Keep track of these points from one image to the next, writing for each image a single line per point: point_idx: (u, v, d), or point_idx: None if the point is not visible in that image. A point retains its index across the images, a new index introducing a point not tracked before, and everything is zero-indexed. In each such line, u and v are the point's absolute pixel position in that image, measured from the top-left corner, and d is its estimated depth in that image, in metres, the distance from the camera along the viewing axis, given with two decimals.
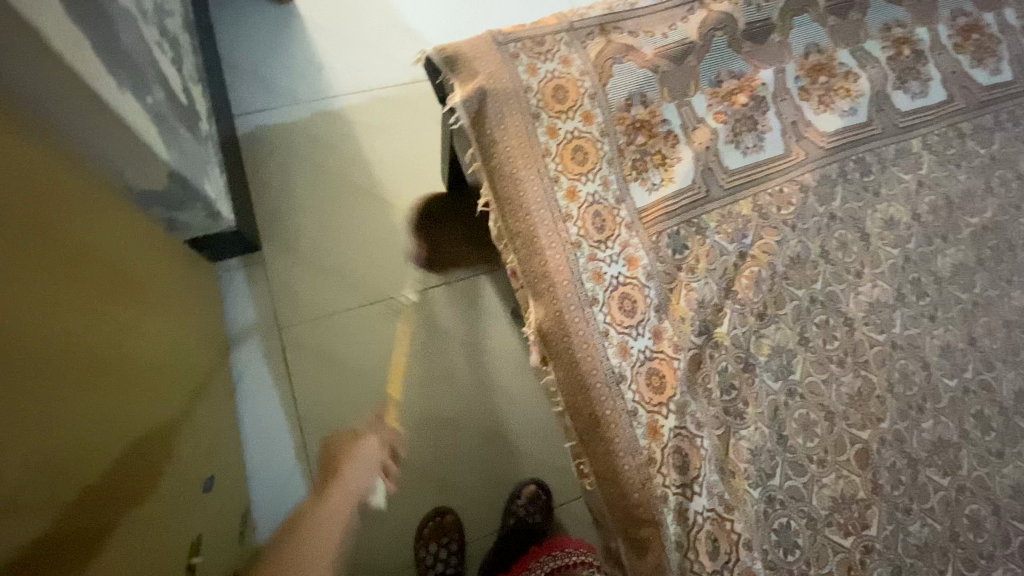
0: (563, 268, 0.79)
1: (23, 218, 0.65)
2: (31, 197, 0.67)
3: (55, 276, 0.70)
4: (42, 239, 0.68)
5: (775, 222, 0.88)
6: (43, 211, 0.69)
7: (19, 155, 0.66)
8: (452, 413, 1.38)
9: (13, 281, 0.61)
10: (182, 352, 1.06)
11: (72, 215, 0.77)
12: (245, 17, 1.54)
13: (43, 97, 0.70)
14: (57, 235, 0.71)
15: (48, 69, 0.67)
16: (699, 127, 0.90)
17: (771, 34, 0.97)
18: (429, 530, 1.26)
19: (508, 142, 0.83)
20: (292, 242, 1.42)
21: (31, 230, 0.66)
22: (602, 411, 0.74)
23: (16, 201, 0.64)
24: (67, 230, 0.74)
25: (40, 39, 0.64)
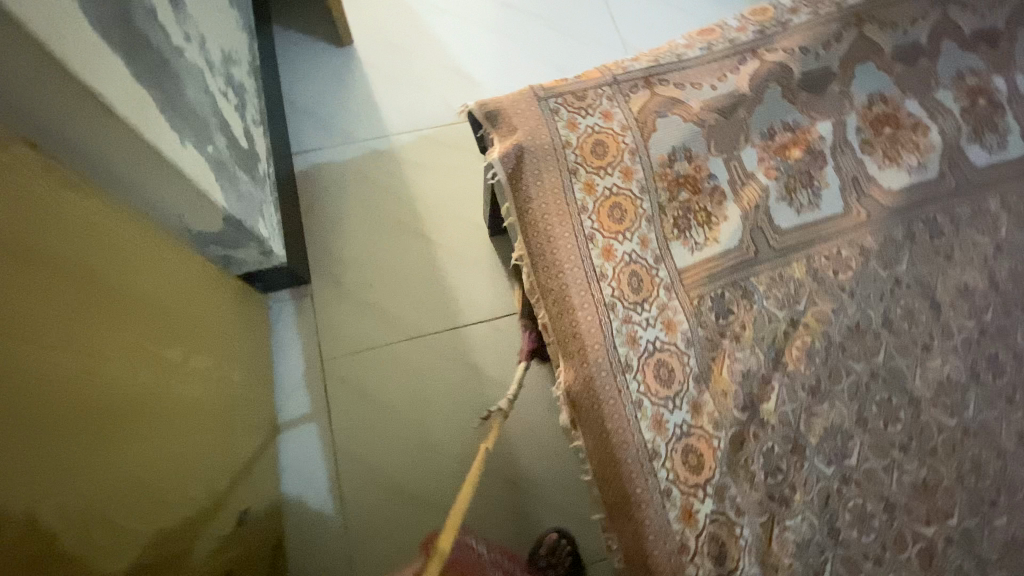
0: (595, 331, 0.76)
1: (73, 269, 0.68)
2: (82, 246, 0.70)
3: (106, 322, 0.72)
4: (94, 287, 0.71)
5: (831, 288, 0.82)
6: (96, 259, 0.73)
7: (65, 207, 0.69)
8: (485, 453, 1.36)
9: (65, 329, 0.64)
10: (228, 386, 1.10)
11: (127, 262, 0.80)
12: (307, 59, 1.62)
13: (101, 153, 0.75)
14: (109, 281, 0.75)
15: (104, 126, 0.72)
16: (749, 184, 0.86)
17: (831, 83, 0.93)
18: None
19: (543, 197, 0.83)
20: (336, 275, 1.46)
21: (83, 280, 0.69)
22: (632, 489, 0.71)
23: (67, 254, 0.67)
24: (120, 277, 0.78)
25: (96, 101, 0.68)
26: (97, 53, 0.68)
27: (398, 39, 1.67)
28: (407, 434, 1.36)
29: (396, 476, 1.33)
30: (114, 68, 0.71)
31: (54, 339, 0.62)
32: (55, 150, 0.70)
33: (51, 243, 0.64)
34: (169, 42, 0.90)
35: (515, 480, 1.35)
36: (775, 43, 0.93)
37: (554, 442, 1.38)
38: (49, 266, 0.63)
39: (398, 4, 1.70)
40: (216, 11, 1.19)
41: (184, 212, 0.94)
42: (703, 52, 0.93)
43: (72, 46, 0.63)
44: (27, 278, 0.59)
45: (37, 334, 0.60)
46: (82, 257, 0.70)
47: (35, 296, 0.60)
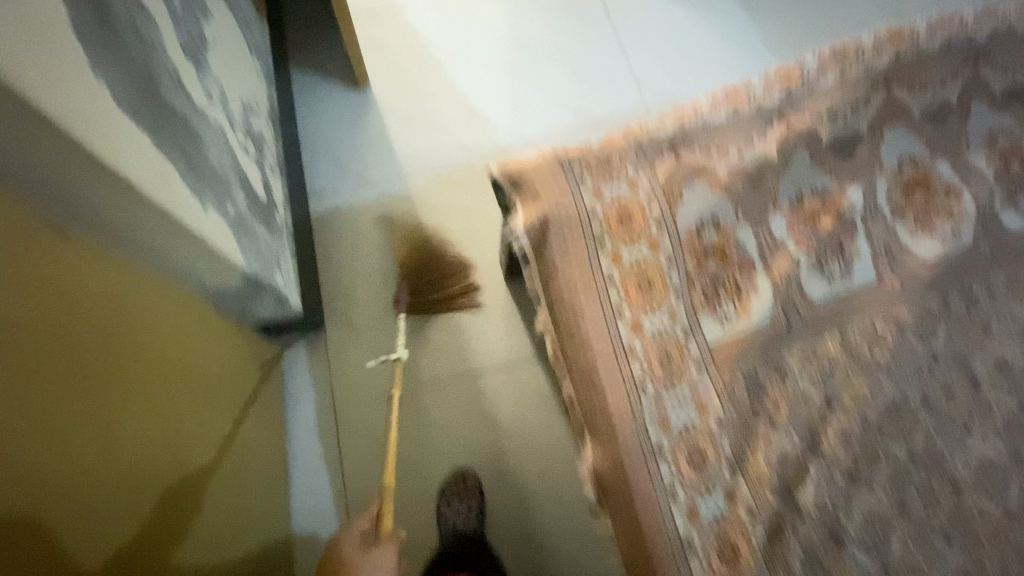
0: (625, 412, 0.73)
1: (86, 347, 0.65)
2: (99, 322, 0.68)
3: (121, 400, 0.70)
4: (109, 363, 0.69)
5: (867, 365, 0.80)
6: (112, 334, 0.70)
7: (87, 285, 0.67)
8: (500, 500, 1.32)
9: (104, 397, 0.67)
10: (240, 445, 1.07)
11: (144, 331, 0.78)
12: (323, 99, 1.62)
13: (149, 235, 0.77)
14: (125, 356, 0.72)
15: (148, 211, 0.74)
16: (779, 253, 0.84)
17: (859, 147, 0.92)
18: (451, 489, 1.32)
19: (568, 268, 0.81)
20: (351, 320, 1.45)
21: (96, 358, 0.67)
22: None
23: (81, 332, 0.64)
24: (136, 348, 0.76)
25: (138, 191, 0.70)
26: (138, 141, 0.71)
27: (413, 81, 1.66)
28: (417, 486, 1.33)
29: (410, 529, 1.30)
30: (135, 139, 0.71)
31: (93, 406, 0.64)
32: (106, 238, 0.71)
33: (64, 323, 0.62)
34: (192, 106, 0.91)
35: (529, 517, 1.31)
36: (803, 107, 0.92)
37: (571, 481, 1.33)
38: (59, 349, 0.61)
39: (412, 45, 1.70)
40: (237, 63, 1.19)
41: (208, 279, 0.96)
42: (729, 116, 0.91)
43: (88, 124, 0.61)
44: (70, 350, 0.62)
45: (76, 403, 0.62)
46: (97, 334, 0.67)
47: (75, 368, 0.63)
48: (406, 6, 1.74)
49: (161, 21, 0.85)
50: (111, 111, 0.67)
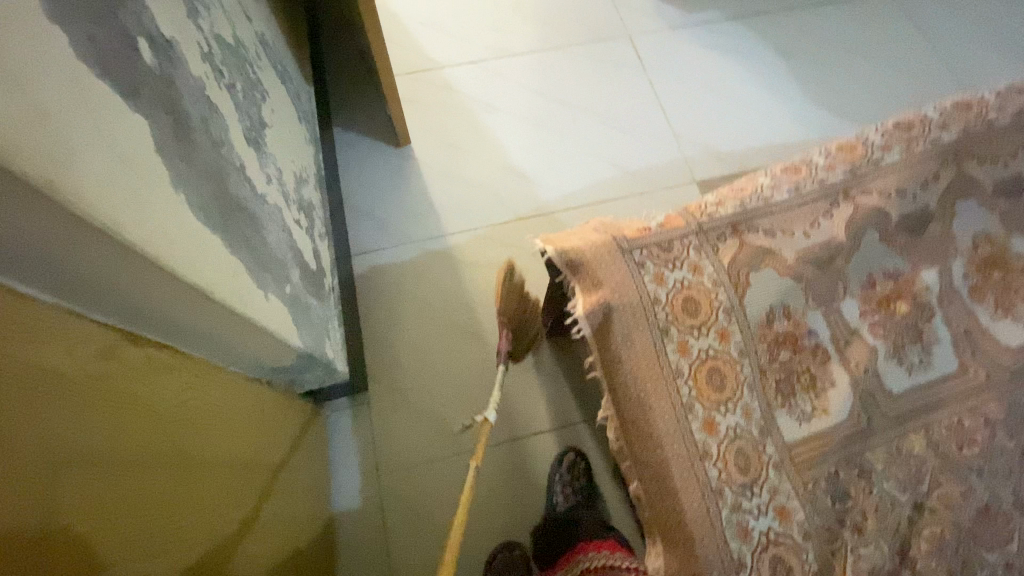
0: (705, 520, 0.72)
1: (143, 458, 0.65)
2: (149, 428, 0.67)
3: (169, 507, 0.68)
4: (159, 470, 0.67)
5: (956, 466, 0.80)
6: (162, 439, 0.69)
7: (141, 394, 0.66)
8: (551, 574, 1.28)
9: (160, 510, 0.66)
10: (288, 522, 1.05)
11: (194, 427, 0.77)
12: (365, 158, 1.65)
13: (215, 334, 0.78)
14: (175, 459, 0.71)
15: (219, 315, 0.74)
16: (854, 343, 0.83)
17: (931, 225, 0.89)
18: (500, 562, 1.24)
19: (636, 361, 0.79)
20: (395, 380, 1.44)
21: (151, 467, 0.66)
22: None
23: (136, 445, 0.63)
24: (188, 449, 0.74)
25: (213, 300, 0.71)
26: (215, 249, 0.72)
27: (454, 137, 1.70)
28: (462, 557, 1.29)
29: None
30: (207, 241, 0.70)
31: (150, 521, 0.64)
32: (173, 341, 0.72)
33: (119, 439, 0.61)
34: (255, 193, 0.92)
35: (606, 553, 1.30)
36: (869, 185, 0.89)
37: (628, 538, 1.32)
38: (114, 467, 0.59)
39: (451, 102, 1.74)
40: (290, 136, 1.22)
41: (265, 362, 0.97)
42: (792, 195, 0.89)
43: (171, 238, 0.62)
44: (132, 466, 0.62)
45: (135, 521, 0.61)
46: (148, 443, 0.66)
47: (136, 483, 0.62)
48: (446, 63, 1.80)
49: (226, 112, 0.87)
50: (190, 219, 0.67)
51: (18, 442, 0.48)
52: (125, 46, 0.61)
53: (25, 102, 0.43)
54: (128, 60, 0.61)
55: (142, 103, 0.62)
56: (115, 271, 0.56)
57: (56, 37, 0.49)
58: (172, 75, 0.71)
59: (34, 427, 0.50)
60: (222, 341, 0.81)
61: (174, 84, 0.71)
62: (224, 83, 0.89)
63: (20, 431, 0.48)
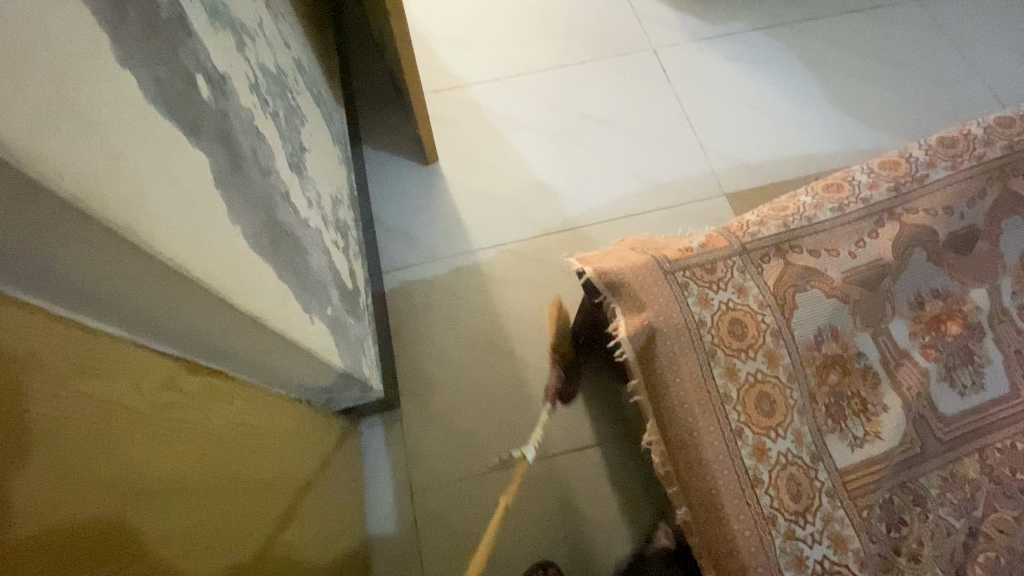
0: (757, 548, 0.71)
1: (198, 482, 0.66)
2: (202, 453, 0.67)
3: (217, 531, 0.69)
4: (211, 494, 0.68)
5: (1012, 490, 0.78)
6: (214, 463, 0.70)
7: (196, 419, 0.67)
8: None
9: (210, 534, 0.67)
10: (324, 539, 1.06)
11: (241, 448, 0.78)
12: (394, 175, 1.67)
13: (262, 358, 0.79)
14: (223, 483, 0.72)
15: (267, 339, 0.76)
16: (904, 364, 0.81)
17: (979, 242, 0.87)
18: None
19: (682, 385, 0.78)
20: (426, 397, 1.45)
21: (204, 492, 0.67)
22: None
23: (192, 471, 0.65)
24: (235, 472, 0.75)
25: (262, 326, 0.72)
26: (265, 276, 0.74)
27: (480, 154, 1.71)
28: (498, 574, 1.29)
29: None
30: (257, 269, 0.72)
31: (201, 546, 0.65)
32: (223, 366, 0.74)
33: (175, 466, 0.62)
34: (298, 218, 0.94)
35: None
36: (914, 203, 0.88)
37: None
38: (170, 495, 0.60)
39: (477, 118, 1.76)
40: (326, 158, 1.24)
41: (307, 382, 0.98)
42: (835, 214, 0.88)
43: (226, 269, 0.63)
44: (188, 492, 0.63)
45: (188, 547, 0.62)
46: (202, 469, 0.67)
47: (190, 509, 0.64)
48: (471, 81, 1.82)
49: (271, 139, 0.89)
50: (243, 249, 0.69)
51: (86, 478, 0.48)
52: (185, 86, 0.63)
53: (102, 146, 0.44)
54: (188, 97, 0.63)
55: (200, 138, 0.63)
56: (173, 303, 0.57)
57: (127, 80, 0.50)
58: (225, 107, 0.73)
59: (100, 460, 0.50)
60: (268, 364, 0.82)
61: (228, 117, 0.73)
62: (268, 111, 0.91)
63: (89, 465, 0.49)
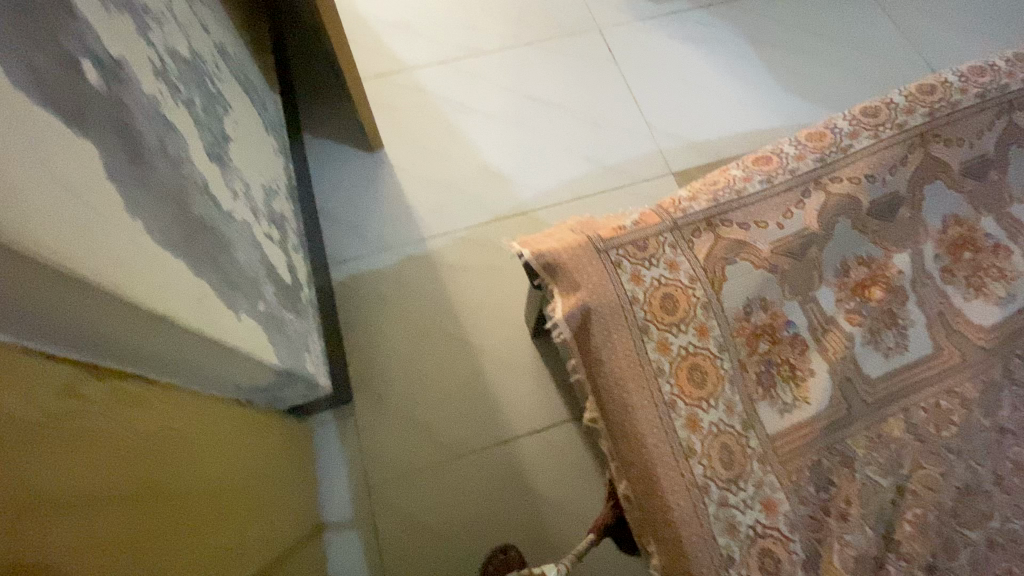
0: (692, 518, 0.72)
1: (114, 491, 0.62)
2: (120, 461, 0.64)
3: (150, 540, 0.66)
4: (136, 502, 0.65)
5: (936, 447, 0.80)
6: (134, 470, 0.67)
7: (109, 426, 0.64)
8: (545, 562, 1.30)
9: (138, 542, 0.64)
10: (278, 540, 1.04)
11: (170, 454, 0.75)
12: (338, 165, 1.62)
13: (182, 358, 0.76)
14: (151, 491, 0.69)
15: (184, 337, 0.72)
16: (831, 330, 0.83)
17: (901, 209, 0.90)
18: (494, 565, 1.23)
19: (617, 360, 0.79)
20: (380, 390, 1.42)
21: (124, 500, 0.64)
22: None
23: (107, 480, 0.61)
24: (163, 478, 0.72)
25: (176, 323, 0.68)
26: (174, 270, 0.70)
27: (428, 140, 1.68)
28: (459, 561, 1.29)
29: None
30: (164, 263, 0.68)
31: (131, 554, 0.62)
32: (136, 369, 0.70)
33: (88, 476, 0.59)
34: (220, 210, 0.90)
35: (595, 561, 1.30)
36: (839, 172, 0.90)
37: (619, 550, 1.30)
38: (85, 507, 0.57)
39: (423, 103, 1.72)
40: (257, 149, 1.19)
41: (241, 381, 0.94)
42: (764, 186, 0.89)
43: (125, 265, 0.59)
44: (104, 504, 0.60)
45: (113, 555, 0.60)
46: (120, 478, 0.64)
47: (109, 520, 0.60)
48: (415, 65, 1.77)
49: (185, 128, 0.85)
50: (149, 245, 0.65)
51: None
52: (69, 70, 0.58)
53: None
54: (72, 84, 0.58)
55: (89, 127, 0.59)
56: (69, 304, 0.54)
57: None
58: (122, 94, 0.68)
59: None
60: (190, 364, 0.79)
61: (125, 105, 0.69)
62: (181, 99, 0.87)
63: None
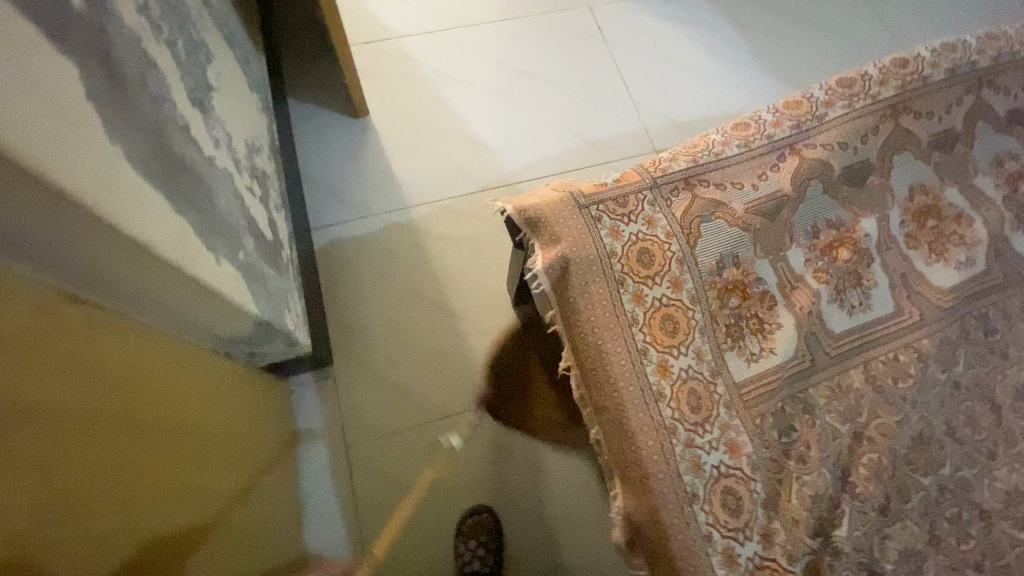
0: (659, 457, 0.76)
1: (91, 412, 0.63)
2: (89, 385, 0.63)
3: (115, 469, 0.66)
4: (105, 426, 0.65)
5: (893, 397, 0.84)
6: (110, 398, 0.67)
7: (81, 347, 0.63)
8: (519, 517, 1.34)
9: (111, 463, 0.65)
10: (251, 489, 1.04)
11: (141, 388, 0.74)
12: (322, 129, 1.61)
13: (162, 294, 0.76)
14: (120, 421, 0.68)
15: (164, 271, 0.72)
16: (799, 287, 0.87)
17: (871, 176, 0.93)
18: (467, 527, 1.28)
19: (593, 309, 0.81)
20: (360, 353, 1.43)
21: (100, 423, 0.64)
22: None
23: (84, 398, 0.62)
24: (139, 409, 0.72)
25: (153, 255, 0.69)
26: (152, 203, 0.70)
27: (415, 108, 1.67)
28: (435, 520, 1.31)
29: (428, 564, 1.28)
30: (142, 193, 0.68)
31: (102, 473, 0.63)
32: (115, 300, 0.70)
33: (55, 395, 0.58)
34: (201, 155, 0.89)
35: (558, 513, 1.34)
36: (813, 138, 0.93)
37: (583, 497, 1.35)
38: (58, 416, 0.58)
39: (410, 72, 1.71)
40: (240, 103, 1.18)
41: (220, 331, 0.94)
42: (742, 149, 0.92)
43: (102, 187, 0.59)
44: (79, 419, 0.61)
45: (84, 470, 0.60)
46: (91, 401, 0.63)
47: (84, 436, 0.61)
48: (403, 33, 1.76)
49: (166, 68, 0.84)
50: (124, 170, 0.65)
51: None
52: None
53: None
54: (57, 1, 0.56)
55: (69, 47, 0.57)
56: (31, 211, 0.52)
57: None
58: (104, 22, 0.66)
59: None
60: (170, 303, 0.79)
61: (108, 33, 0.67)
62: (163, 39, 0.85)
63: None
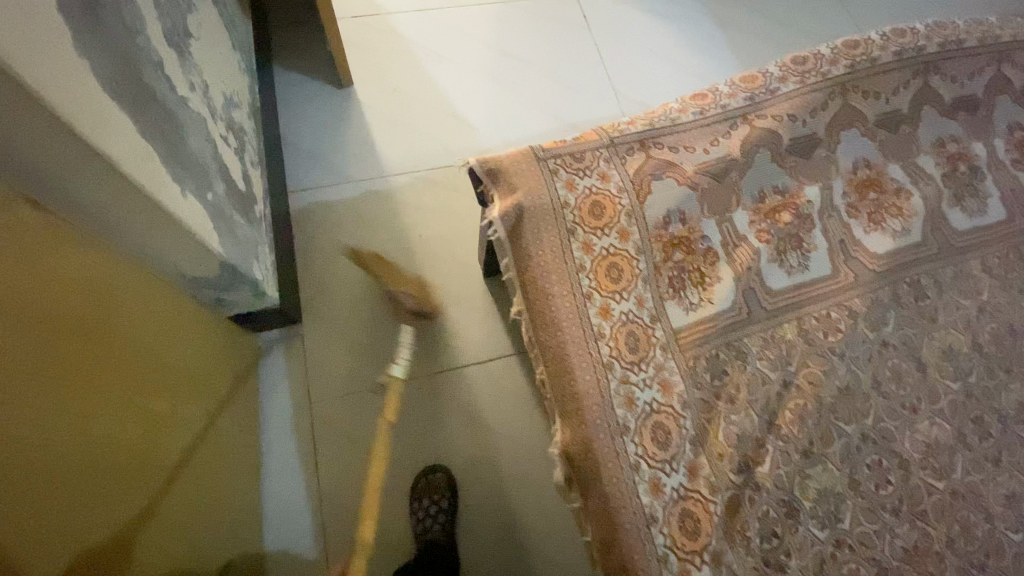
0: (595, 390, 0.82)
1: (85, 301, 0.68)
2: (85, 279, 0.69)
3: (102, 358, 0.71)
4: (94, 319, 0.70)
5: (821, 349, 0.90)
6: (96, 298, 0.72)
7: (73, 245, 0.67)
8: (477, 475, 1.36)
9: (99, 354, 0.70)
10: (215, 425, 1.07)
11: (127, 294, 0.79)
12: (305, 97, 1.64)
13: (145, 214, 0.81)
14: (98, 331, 0.71)
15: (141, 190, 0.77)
16: (741, 245, 0.91)
17: (818, 149, 0.98)
18: (422, 486, 1.30)
19: (542, 256, 0.85)
20: (329, 314, 1.45)
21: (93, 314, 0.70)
22: (624, 540, 0.77)
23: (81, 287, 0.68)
24: (121, 314, 0.77)
25: (120, 173, 0.73)
26: (120, 126, 0.73)
27: (398, 82, 1.71)
28: (394, 475, 1.34)
29: (384, 518, 1.31)
30: (108, 113, 0.70)
31: (93, 359, 0.68)
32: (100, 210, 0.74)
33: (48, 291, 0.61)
34: (174, 94, 0.92)
35: (507, 461, 1.38)
36: (765, 110, 0.97)
37: (528, 439, 1.40)
38: (65, 293, 0.63)
39: (395, 48, 1.75)
40: (219, 57, 1.20)
41: (185, 268, 0.98)
42: (697, 116, 0.96)
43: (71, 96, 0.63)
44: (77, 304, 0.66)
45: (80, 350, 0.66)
46: (84, 292, 0.69)
47: (80, 321, 0.67)
48: (391, 10, 1.80)
49: (144, 7, 0.86)
50: (89, 85, 0.67)
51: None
52: None
53: None
54: None
55: None
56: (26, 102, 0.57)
57: None
58: None
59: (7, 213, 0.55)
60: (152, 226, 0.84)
61: None
62: None
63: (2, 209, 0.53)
